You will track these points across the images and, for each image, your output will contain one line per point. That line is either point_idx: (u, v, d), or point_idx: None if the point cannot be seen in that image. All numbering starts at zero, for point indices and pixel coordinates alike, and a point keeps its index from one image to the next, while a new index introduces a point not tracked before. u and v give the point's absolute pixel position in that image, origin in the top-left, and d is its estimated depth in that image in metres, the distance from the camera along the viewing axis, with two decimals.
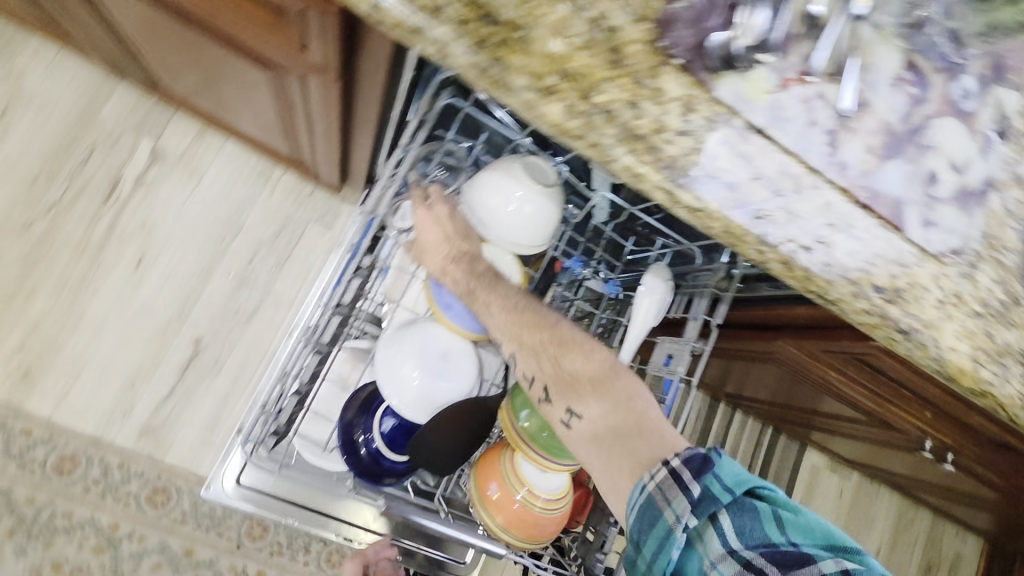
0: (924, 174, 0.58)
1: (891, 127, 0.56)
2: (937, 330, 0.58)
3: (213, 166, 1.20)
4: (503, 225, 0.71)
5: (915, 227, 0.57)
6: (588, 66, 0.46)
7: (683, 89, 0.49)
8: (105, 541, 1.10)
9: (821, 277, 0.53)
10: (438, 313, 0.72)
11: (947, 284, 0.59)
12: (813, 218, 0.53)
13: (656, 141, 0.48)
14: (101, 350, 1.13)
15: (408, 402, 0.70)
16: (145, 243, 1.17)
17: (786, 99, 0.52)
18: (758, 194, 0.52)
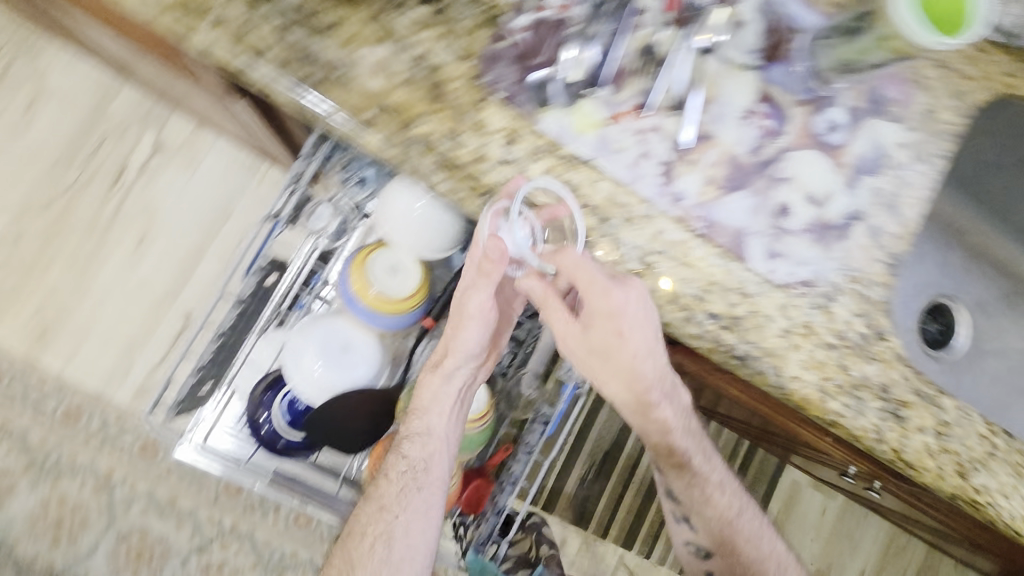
0: (773, 207, 0.58)
1: (737, 160, 0.58)
2: (775, 358, 0.59)
3: (207, 157, 1.32)
4: (401, 233, 0.76)
5: (759, 258, 0.58)
6: (406, 102, 0.51)
7: (505, 121, 0.53)
8: (102, 483, 1.27)
9: (648, 302, 0.56)
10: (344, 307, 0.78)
11: (797, 314, 0.60)
12: (643, 245, 0.56)
13: (474, 170, 0.52)
14: (105, 318, 1.28)
15: (305, 388, 0.77)
16: (145, 225, 1.30)
17: (617, 132, 0.55)
18: (583, 221, 0.55)
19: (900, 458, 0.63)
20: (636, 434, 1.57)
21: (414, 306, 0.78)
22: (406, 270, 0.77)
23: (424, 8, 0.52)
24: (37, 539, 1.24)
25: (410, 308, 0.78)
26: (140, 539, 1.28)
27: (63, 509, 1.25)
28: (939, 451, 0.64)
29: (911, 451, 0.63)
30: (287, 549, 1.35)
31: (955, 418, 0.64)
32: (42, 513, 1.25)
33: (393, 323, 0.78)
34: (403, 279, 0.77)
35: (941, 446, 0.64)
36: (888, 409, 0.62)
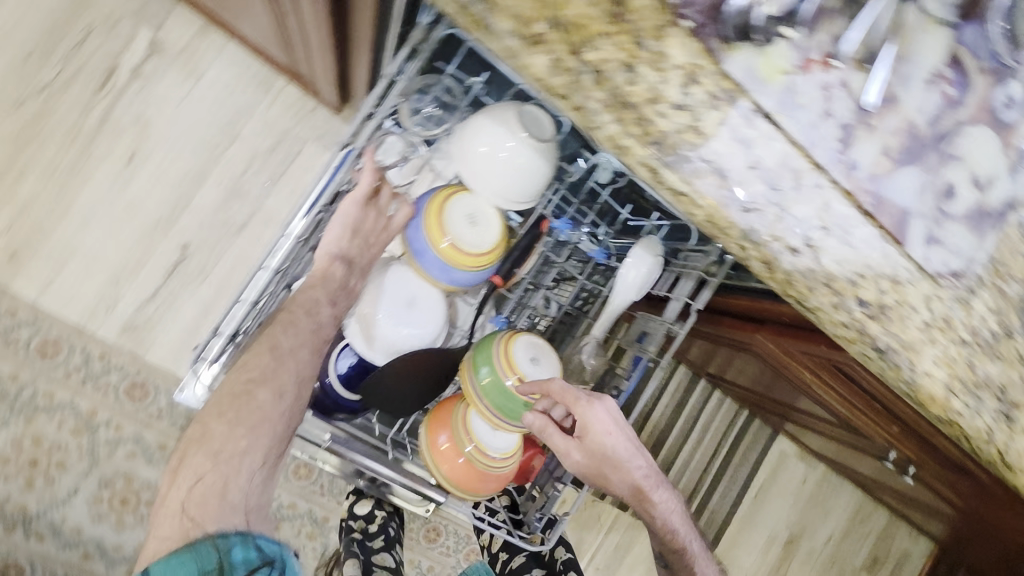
0: (940, 187, 0.53)
1: (915, 130, 0.51)
2: (912, 351, 0.55)
3: (213, 66, 1.15)
4: (486, 176, 0.67)
5: (917, 243, 0.53)
6: (585, 17, 0.41)
7: (687, 57, 0.44)
8: (84, 425, 1.14)
9: (802, 282, 0.51)
10: (411, 257, 0.70)
11: (940, 307, 0.55)
12: (808, 218, 0.50)
13: (647, 113, 0.44)
14: (90, 241, 1.13)
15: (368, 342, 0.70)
16: (138, 139, 1.14)
17: (804, 84, 0.47)
18: (752, 185, 0.48)
19: (1003, 459, 0.61)
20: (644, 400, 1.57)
21: (491, 262, 0.69)
22: (485, 220, 0.69)
23: None
24: (6, 482, 1.12)
25: (486, 264, 0.69)
26: (124, 487, 1.17)
27: (37, 451, 1.13)
28: None
29: (1015, 452, 0.61)
30: None
31: None
32: (13, 454, 1.12)
33: (466, 279, 0.70)
34: (481, 231, 0.68)
35: None
36: (1002, 410, 0.60)
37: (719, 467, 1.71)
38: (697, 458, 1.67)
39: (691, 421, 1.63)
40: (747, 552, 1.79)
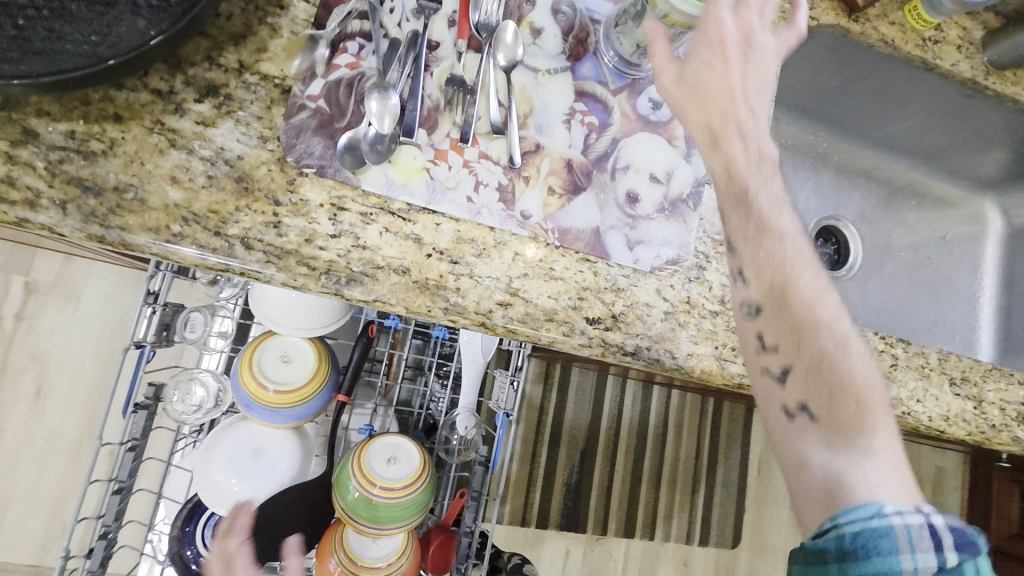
0: (620, 197, 0.59)
1: (571, 163, 0.58)
2: (665, 342, 0.59)
3: (87, 284, 1.24)
4: (281, 318, 0.73)
5: (621, 251, 0.58)
6: (213, 202, 0.48)
7: (325, 193, 0.51)
8: None
9: (523, 328, 0.55)
10: (246, 412, 0.74)
11: (674, 294, 0.60)
12: (503, 273, 0.55)
13: (305, 251, 0.50)
14: (21, 482, 1.19)
15: (236, 507, 0.72)
16: (40, 373, 1.22)
17: (444, 171, 0.54)
18: (436, 268, 0.53)
19: None
20: (606, 424, 1.58)
21: (319, 387, 0.75)
22: (299, 354, 0.75)
23: (205, 103, 0.49)
24: None
25: (314, 391, 0.75)
26: None
27: None
28: None
29: None
30: None
31: None
32: None
33: (303, 410, 0.75)
34: (298, 365, 0.74)
35: None
36: None
37: (710, 460, 1.70)
38: (683, 460, 1.66)
39: (660, 427, 1.64)
40: (776, 532, 1.74)
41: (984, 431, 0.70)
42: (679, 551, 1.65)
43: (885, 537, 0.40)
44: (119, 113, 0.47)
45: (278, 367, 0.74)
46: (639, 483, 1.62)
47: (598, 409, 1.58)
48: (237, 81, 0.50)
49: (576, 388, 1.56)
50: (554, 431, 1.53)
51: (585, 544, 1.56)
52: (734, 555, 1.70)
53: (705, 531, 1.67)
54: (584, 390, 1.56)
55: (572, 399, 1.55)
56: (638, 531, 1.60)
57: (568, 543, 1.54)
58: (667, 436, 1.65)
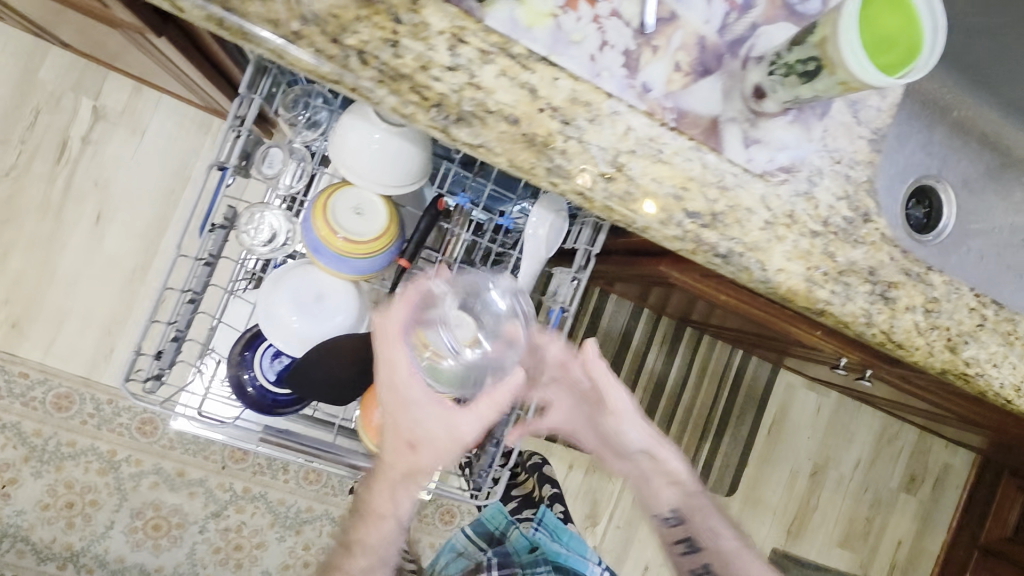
0: (747, 89, 0.54)
1: (704, 41, 0.54)
2: (760, 252, 0.57)
3: (153, 120, 1.24)
4: (358, 166, 0.72)
5: (735, 147, 0.55)
6: (335, 6, 0.45)
7: (448, 21, 0.48)
8: (107, 464, 1.27)
9: (622, 206, 0.53)
10: (312, 256, 0.75)
11: (779, 204, 0.57)
12: (612, 145, 0.52)
13: (420, 79, 0.48)
14: (78, 300, 1.24)
15: (292, 342, 0.74)
16: (101, 200, 1.24)
17: (572, 23, 0.50)
18: (546, 124, 0.51)
19: (890, 339, 0.62)
20: (632, 356, 1.59)
21: (387, 245, 0.75)
22: (371, 209, 0.74)
23: None
24: (52, 524, 1.26)
25: (381, 248, 0.75)
26: (155, 513, 1.30)
27: (73, 493, 1.26)
28: (929, 328, 0.63)
29: (900, 330, 0.62)
30: (302, 504, 1.37)
31: (944, 293, 0.64)
32: (52, 498, 1.25)
33: (367, 265, 0.76)
34: (370, 218, 0.74)
35: (931, 323, 0.63)
36: (877, 292, 0.61)
37: (726, 410, 1.71)
38: (698, 406, 1.68)
39: (683, 371, 1.65)
40: (771, 490, 1.79)
41: None
42: None
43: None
44: None
45: (350, 217, 0.73)
46: (651, 419, 1.64)
47: (626, 341, 1.58)
48: None
49: (610, 315, 1.55)
50: None
51: (586, 464, 1.62)
52: (726, 503, 1.75)
53: (704, 476, 1.71)
54: (617, 321, 1.56)
55: (603, 327, 1.55)
56: None
57: (571, 460, 1.60)
58: (687, 380, 1.66)
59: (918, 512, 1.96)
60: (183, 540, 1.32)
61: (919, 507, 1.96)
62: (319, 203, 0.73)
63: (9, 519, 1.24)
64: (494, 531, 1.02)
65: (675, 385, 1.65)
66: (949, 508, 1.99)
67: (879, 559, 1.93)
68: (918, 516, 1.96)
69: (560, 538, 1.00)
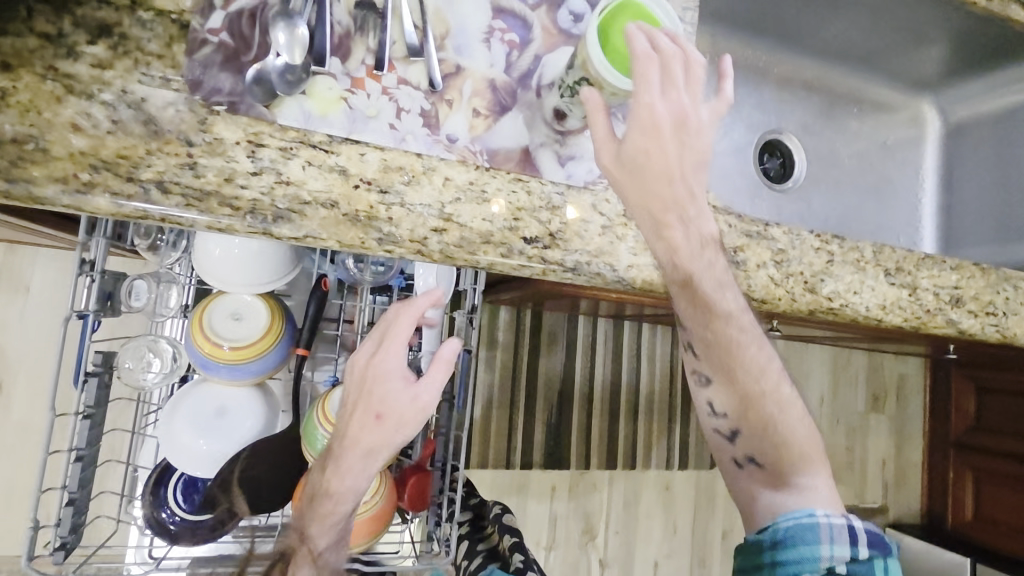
0: (547, 114, 0.59)
1: (494, 82, 0.57)
2: (605, 256, 0.60)
3: (34, 274, 1.21)
4: (225, 271, 0.72)
5: (552, 168, 0.59)
6: (122, 147, 0.47)
7: (241, 130, 0.50)
8: None
9: (462, 252, 0.55)
10: (202, 372, 0.74)
11: (609, 208, 0.61)
12: (434, 199, 0.55)
13: (227, 191, 0.49)
14: None
15: (203, 466, 0.73)
16: None
17: (363, 101, 0.53)
18: (366, 199, 0.53)
19: (753, 298, 0.66)
20: (580, 362, 1.62)
21: (274, 342, 0.75)
22: (249, 311, 0.75)
23: (100, 47, 0.48)
24: None
25: (271, 345, 0.75)
26: None
27: None
28: (784, 277, 0.67)
29: (759, 287, 0.66)
30: None
31: (789, 242, 0.68)
32: None
33: (260, 367, 0.75)
34: (250, 321, 0.74)
35: (785, 272, 0.67)
36: (726, 259, 0.65)
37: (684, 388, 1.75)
38: (658, 392, 1.71)
39: (633, 363, 1.69)
40: None
41: (919, 315, 0.73)
42: (660, 477, 1.72)
43: (810, 531, 0.56)
44: (7, 62, 0.45)
45: (230, 324, 0.73)
46: (617, 416, 1.66)
47: (570, 351, 1.61)
48: (131, 21, 0.50)
49: (547, 331, 1.58)
50: (530, 376, 1.56)
51: (569, 480, 1.62)
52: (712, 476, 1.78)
53: (684, 456, 1.74)
54: (556, 334, 1.59)
55: (545, 344, 1.58)
56: (620, 463, 1.67)
57: (552, 481, 1.60)
58: (640, 370, 1.69)
59: (890, 427, 2.04)
60: None
61: (891, 422, 2.04)
62: (196, 321, 0.73)
63: None
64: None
65: (629, 377, 1.68)
66: (917, 415, 2.08)
67: (870, 483, 1.99)
68: (892, 431, 2.04)
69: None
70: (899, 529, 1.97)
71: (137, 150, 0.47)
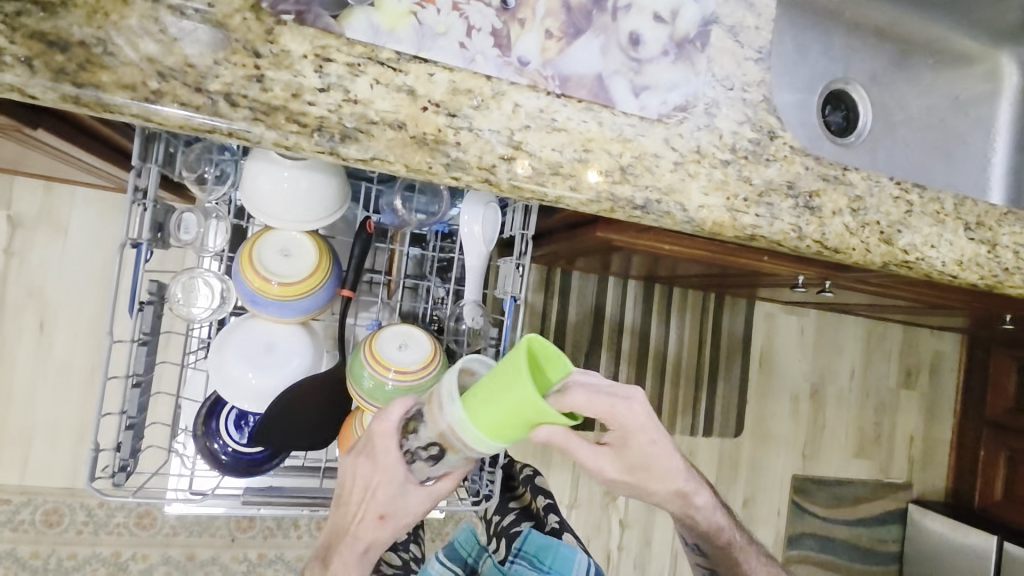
0: (623, 39, 0.55)
1: (568, 3, 0.54)
2: (676, 194, 0.57)
3: (74, 214, 1.21)
4: (273, 206, 0.70)
5: (627, 98, 0.55)
6: (189, 55, 0.45)
7: (308, 43, 0.48)
8: (114, 567, 1.24)
9: (530, 183, 0.52)
10: (251, 307, 0.73)
11: (683, 143, 0.57)
12: (504, 125, 0.52)
13: (294, 107, 0.47)
14: (43, 412, 1.21)
15: (254, 399, 0.73)
16: (41, 307, 1.21)
17: (432, 15, 0.50)
18: (434, 122, 0.50)
19: (825, 246, 0.62)
20: (611, 324, 1.60)
21: (321, 281, 0.73)
22: (298, 248, 0.73)
23: None
24: None
25: (318, 283, 0.74)
26: None
27: None
28: (860, 226, 0.64)
29: (832, 235, 0.62)
30: None
31: (865, 190, 0.65)
32: None
33: (308, 305, 0.74)
34: (299, 258, 0.73)
35: (860, 221, 0.64)
36: (801, 204, 0.62)
37: (715, 354, 1.72)
38: (688, 358, 1.69)
39: (664, 327, 1.66)
40: (778, 420, 1.82)
41: (997, 274, 0.69)
42: (686, 443, 1.71)
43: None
44: None
45: (279, 260, 0.72)
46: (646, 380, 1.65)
47: (600, 313, 1.58)
48: None
49: (580, 291, 1.56)
50: (559, 336, 1.54)
51: None
52: (737, 445, 1.77)
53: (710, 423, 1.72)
54: (587, 296, 1.57)
55: (575, 305, 1.55)
56: None
57: None
58: (670, 334, 1.67)
59: (922, 403, 2.01)
60: None
61: (923, 398, 2.01)
62: (245, 256, 0.72)
63: None
64: (466, 558, 0.92)
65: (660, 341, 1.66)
66: (950, 392, 2.04)
67: (897, 458, 1.97)
68: (923, 407, 2.01)
69: (543, 563, 0.87)
70: (922, 503, 1.95)
71: (203, 59, 0.45)
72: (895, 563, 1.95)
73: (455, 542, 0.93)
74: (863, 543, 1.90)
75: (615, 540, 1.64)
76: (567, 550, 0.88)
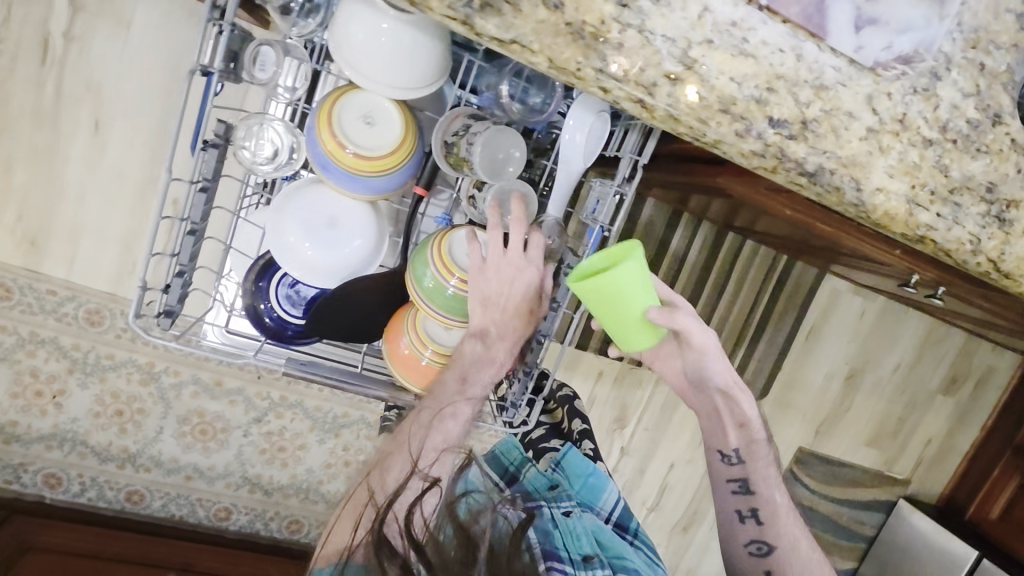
0: None
1: None
2: (857, 168, 0.46)
3: (139, 9, 1.10)
4: (364, 61, 0.61)
5: (844, 31, 0.43)
6: None
7: None
8: (148, 375, 1.31)
9: (692, 115, 0.42)
10: (319, 173, 0.66)
11: (887, 107, 0.45)
12: (685, 33, 0.41)
13: None
14: (90, 216, 1.20)
15: (308, 273, 0.68)
16: (97, 104, 1.14)
17: None
18: (598, 9, 0.39)
19: (999, 270, 0.51)
20: (669, 264, 1.50)
21: (404, 160, 0.65)
22: (383, 117, 0.65)
23: None
24: (104, 430, 1.32)
25: (398, 162, 0.65)
26: (200, 419, 1.36)
27: (119, 402, 1.31)
28: None
29: (1013, 259, 0.51)
30: (339, 411, 1.44)
31: None
32: (101, 407, 1.31)
33: (381, 185, 0.66)
34: (382, 129, 0.65)
35: None
36: (992, 214, 0.50)
37: (763, 316, 1.64)
38: (734, 315, 1.61)
39: (721, 278, 1.57)
40: (803, 393, 1.79)
41: None
42: None
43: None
44: None
45: (366, 110, 0.64)
46: None
47: (665, 247, 1.48)
48: None
49: (649, 218, 1.44)
50: None
51: (620, 369, 1.61)
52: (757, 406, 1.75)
53: None
54: (655, 227, 1.45)
55: (641, 232, 1.44)
56: None
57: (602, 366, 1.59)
58: (726, 286, 1.58)
59: (952, 412, 1.94)
60: (230, 443, 1.39)
61: (954, 408, 1.94)
62: (321, 113, 0.63)
63: (65, 427, 1.31)
64: (508, 466, 0.99)
65: (712, 290, 1.57)
66: (984, 407, 1.98)
67: (905, 456, 1.95)
68: (950, 417, 1.95)
69: (574, 487, 0.91)
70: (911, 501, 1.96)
71: None
72: (866, 545, 2.01)
73: (496, 452, 1.01)
74: (842, 521, 1.95)
75: (610, 463, 1.68)
76: (602, 478, 0.92)
